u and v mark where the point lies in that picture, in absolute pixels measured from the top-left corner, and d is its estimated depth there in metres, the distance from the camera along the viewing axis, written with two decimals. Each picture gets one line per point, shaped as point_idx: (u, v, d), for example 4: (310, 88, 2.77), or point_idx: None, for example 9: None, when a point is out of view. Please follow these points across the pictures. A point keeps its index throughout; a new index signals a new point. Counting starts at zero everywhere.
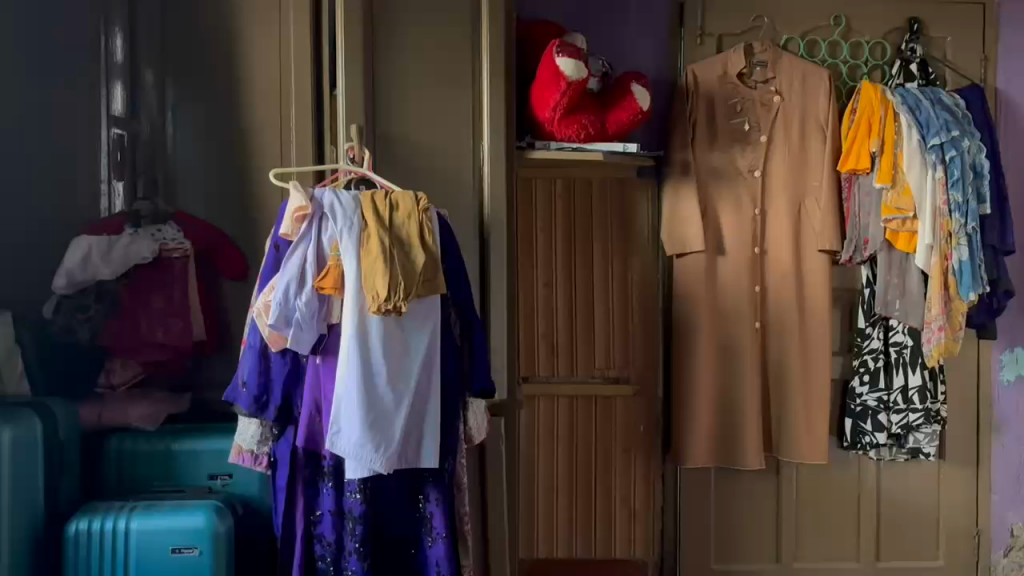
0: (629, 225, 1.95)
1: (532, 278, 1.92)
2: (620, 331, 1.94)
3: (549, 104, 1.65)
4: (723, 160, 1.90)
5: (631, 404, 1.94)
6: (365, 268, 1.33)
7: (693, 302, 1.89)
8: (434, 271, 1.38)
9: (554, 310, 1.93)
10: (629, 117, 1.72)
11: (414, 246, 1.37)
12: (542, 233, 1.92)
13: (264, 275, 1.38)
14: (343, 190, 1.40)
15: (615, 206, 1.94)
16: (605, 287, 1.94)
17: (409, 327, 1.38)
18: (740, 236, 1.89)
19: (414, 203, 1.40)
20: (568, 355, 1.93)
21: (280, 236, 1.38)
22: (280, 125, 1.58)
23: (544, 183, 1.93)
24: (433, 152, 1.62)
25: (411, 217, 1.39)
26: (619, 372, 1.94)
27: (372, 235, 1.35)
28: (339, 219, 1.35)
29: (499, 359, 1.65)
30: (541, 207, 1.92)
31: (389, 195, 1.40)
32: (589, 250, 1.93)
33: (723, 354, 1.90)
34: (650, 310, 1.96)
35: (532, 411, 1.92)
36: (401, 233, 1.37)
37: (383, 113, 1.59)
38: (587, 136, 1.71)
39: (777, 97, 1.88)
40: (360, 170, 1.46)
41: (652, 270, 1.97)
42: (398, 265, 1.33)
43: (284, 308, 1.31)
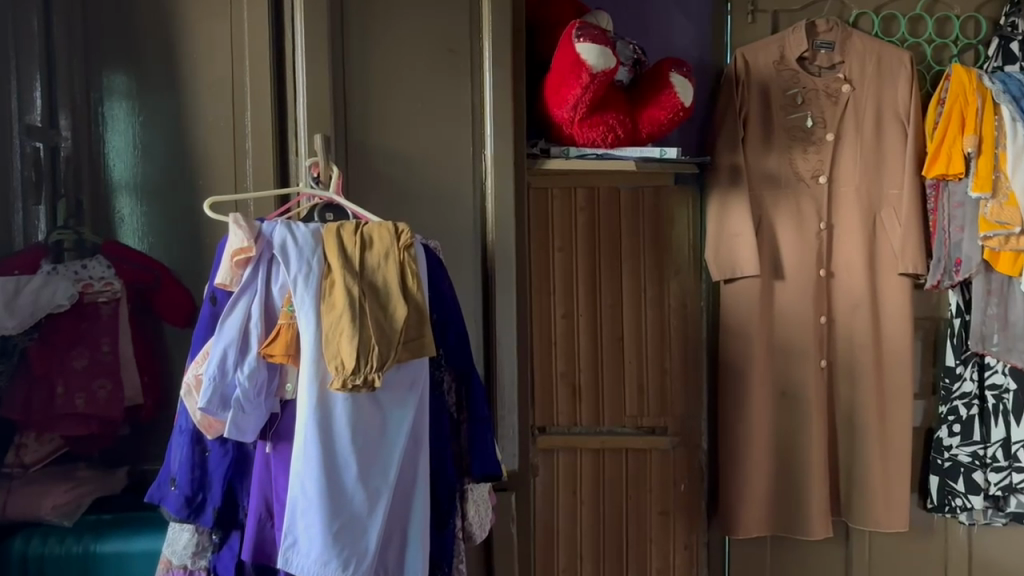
0: (665, 243, 1.62)
1: (550, 309, 1.60)
2: (656, 371, 1.62)
3: (567, 102, 1.33)
4: (781, 164, 1.56)
5: (668, 459, 1.62)
6: (327, 330, 1.01)
7: (747, 336, 1.55)
8: (422, 327, 1.07)
9: (573, 348, 1.60)
10: (668, 115, 1.39)
11: (393, 296, 1.05)
12: (560, 254, 1.59)
13: (197, 337, 1.06)
14: (300, 223, 1.08)
15: (649, 222, 1.61)
16: (637, 318, 1.61)
17: (386, 403, 1.05)
18: (803, 256, 1.56)
19: (396, 238, 1.08)
20: (593, 399, 1.61)
21: (215, 285, 1.06)
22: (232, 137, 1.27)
23: (561, 194, 1.59)
24: (421, 165, 1.29)
25: (390, 257, 1.06)
26: (655, 421, 1.62)
27: (336, 283, 1.03)
28: (293, 264, 1.03)
29: (508, 420, 1.32)
30: (558, 223, 1.59)
31: (361, 228, 1.08)
32: (618, 273, 1.61)
33: (782, 400, 1.57)
34: (691, 346, 1.63)
35: (550, 466, 1.60)
36: (376, 278, 1.06)
37: (359, 118, 1.27)
38: (614, 141, 1.38)
39: (847, 85, 1.54)
40: (327, 195, 1.13)
41: (692, 295, 1.63)
42: (370, 324, 1.02)
43: (221, 385, 1.00)
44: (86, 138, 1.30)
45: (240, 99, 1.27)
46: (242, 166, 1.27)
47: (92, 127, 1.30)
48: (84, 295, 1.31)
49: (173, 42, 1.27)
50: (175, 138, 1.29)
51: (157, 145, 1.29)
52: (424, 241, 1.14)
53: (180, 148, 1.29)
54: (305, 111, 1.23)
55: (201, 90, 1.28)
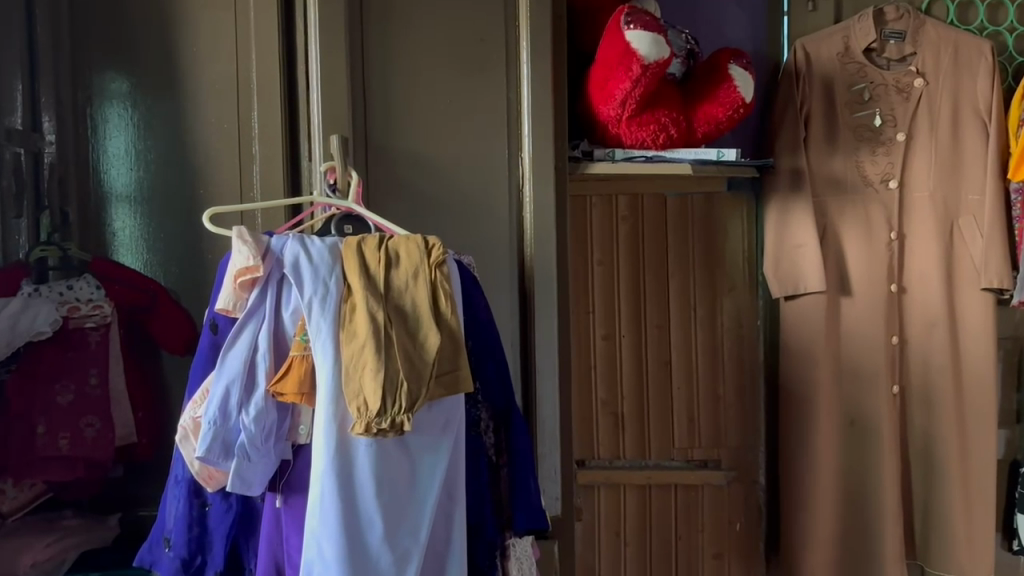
0: (717, 257, 1.46)
1: (590, 331, 1.45)
2: (708, 398, 1.46)
3: (614, 98, 1.18)
4: (847, 168, 1.40)
5: (722, 495, 1.47)
6: (347, 365, 0.86)
7: (813, 359, 1.39)
8: (458, 358, 0.91)
9: (615, 373, 1.45)
10: (726, 112, 1.23)
11: (424, 322, 0.89)
12: (600, 268, 1.44)
13: (195, 373, 0.90)
14: (315, 236, 0.93)
15: (699, 233, 1.45)
16: (686, 339, 1.46)
17: (416, 447, 0.90)
18: (873, 270, 1.39)
19: (426, 254, 0.92)
20: (638, 430, 1.46)
21: (216, 311, 0.90)
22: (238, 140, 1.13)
23: (601, 202, 1.44)
24: (451, 171, 1.14)
25: (419, 277, 0.91)
26: (706, 453, 1.47)
27: (357, 309, 0.88)
28: (306, 286, 0.88)
29: (549, 460, 1.16)
30: (598, 234, 1.44)
31: (386, 244, 0.93)
32: (664, 290, 1.45)
33: (850, 430, 1.41)
34: (747, 371, 1.47)
35: (592, 504, 1.46)
36: (404, 301, 0.90)
37: (380, 118, 1.11)
38: (667, 143, 1.23)
39: (919, 79, 1.37)
40: (346, 205, 0.98)
41: (749, 313, 1.46)
42: (398, 356, 0.87)
43: (223, 430, 0.85)
44: (72, 144, 1.17)
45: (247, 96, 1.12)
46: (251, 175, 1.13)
47: (79, 132, 1.17)
48: (69, 319, 1.15)
49: (169, 35, 1.13)
50: (170, 144, 1.14)
51: (152, 151, 1.15)
52: (456, 256, 0.98)
53: (177, 155, 1.14)
54: (318, 109, 1.08)
55: (199, 89, 1.13)
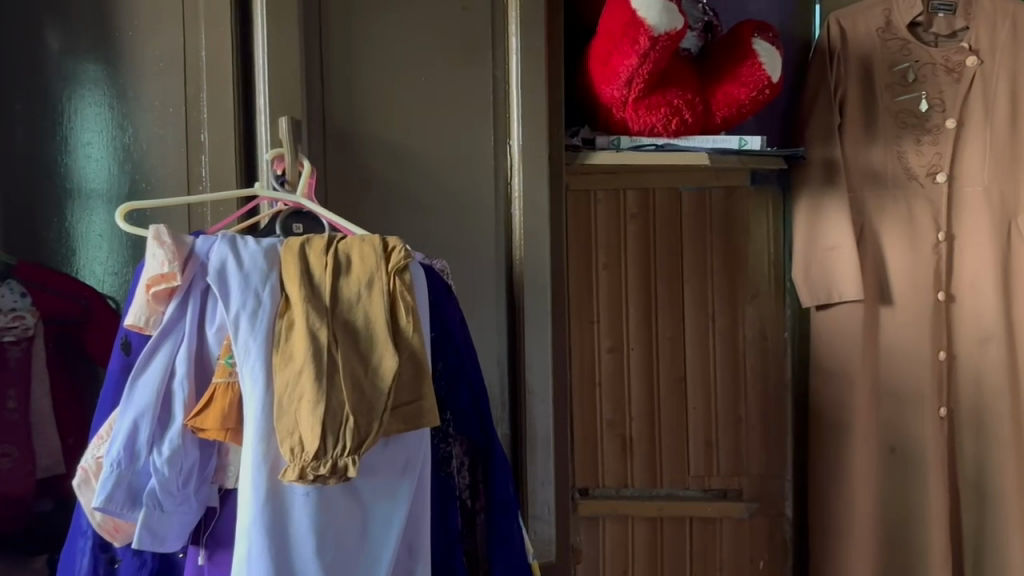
0: (738, 260, 1.29)
1: (595, 343, 1.28)
2: (727, 419, 1.29)
3: (618, 76, 1.01)
4: (888, 160, 1.23)
5: (743, 529, 1.30)
6: (281, 395, 0.70)
7: (851, 377, 1.22)
8: (421, 386, 0.75)
9: (622, 391, 1.28)
10: (749, 93, 1.06)
11: (378, 341, 0.74)
12: (605, 273, 1.27)
13: (103, 401, 0.75)
14: (250, 237, 0.77)
15: (718, 233, 1.29)
16: (703, 353, 1.29)
17: (369, 494, 0.73)
18: (917, 275, 1.22)
19: (384, 259, 0.77)
20: (649, 455, 1.29)
21: (126, 327, 0.74)
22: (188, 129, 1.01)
23: (608, 198, 1.27)
24: (426, 159, 0.98)
25: (374, 288, 0.75)
26: (727, 482, 1.30)
27: (295, 326, 0.72)
28: (233, 298, 0.73)
29: (541, 496, 1.00)
30: (604, 233, 1.27)
31: (336, 246, 0.77)
32: (677, 297, 1.29)
33: (889, 457, 1.24)
34: (772, 389, 1.30)
35: (596, 539, 1.28)
36: (354, 316, 0.74)
37: (341, 97, 0.95)
38: (679, 130, 1.06)
39: (972, 57, 1.19)
40: (294, 198, 0.82)
41: (774, 323, 1.29)
42: (343, 384, 0.71)
43: (129, 473, 0.69)
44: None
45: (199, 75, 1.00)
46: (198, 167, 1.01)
47: (6, 120, 1.03)
48: None
49: (109, 11, 1.02)
50: (111, 132, 1.02)
51: (93, 147, 1.03)
52: (424, 259, 0.82)
53: (120, 152, 1.03)
54: (264, 85, 0.90)
55: (146, 78, 1.02)
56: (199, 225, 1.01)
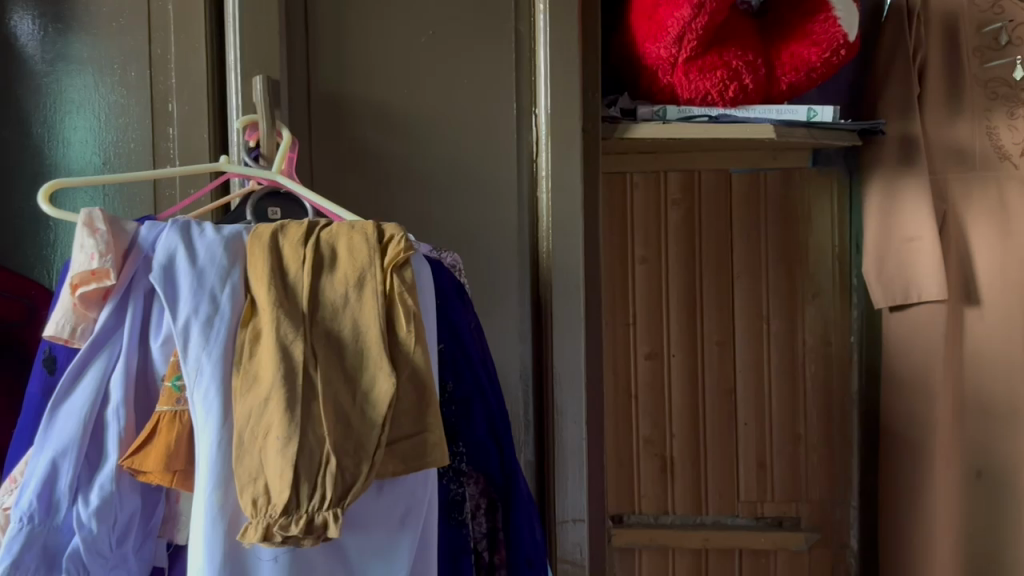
0: (797, 253, 1.11)
1: (630, 349, 1.11)
2: (784, 436, 1.12)
3: (666, 30, 0.84)
4: (976, 136, 1.05)
5: (799, 561, 1.13)
6: (241, 429, 0.54)
7: (931, 395, 1.03)
8: (425, 414, 0.59)
9: (662, 404, 1.12)
10: (822, 55, 0.88)
11: (370, 358, 0.57)
12: (643, 268, 1.11)
13: (21, 432, 0.59)
14: (209, 223, 0.61)
15: (774, 221, 1.11)
16: (756, 360, 1.12)
17: (359, 556, 0.58)
18: (1011, 271, 1.04)
19: (378, 252, 0.60)
20: (692, 477, 1.13)
21: (45, 338, 0.58)
22: (155, 98, 0.85)
23: (646, 181, 1.11)
24: (434, 130, 0.81)
25: (365, 288, 0.59)
26: (782, 508, 1.13)
27: (262, 338, 0.56)
28: (183, 303, 0.56)
29: (572, 535, 0.83)
30: (641, 222, 1.11)
31: (318, 236, 0.60)
32: (726, 296, 1.12)
33: (975, 483, 1.07)
34: (835, 403, 1.13)
35: (631, 569, 1.13)
36: (339, 325, 0.58)
37: (332, 59, 0.79)
38: (737, 98, 0.89)
39: None
40: (269, 176, 0.66)
41: (838, 326, 1.12)
42: (322, 414, 0.54)
43: (44, 530, 0.53)
44: None
45: (169, 32, 0.84)
46: (166, 141, 0.85)
47: None
48: None
49: None
50: (62, 98, 0.87)
51: (41, 116, 0.87)
52: (429, 252, 0.66)
53: (71, 123, 0.87)
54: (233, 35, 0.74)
55: (106, 36, 0.86)
56: (167, 203, 0.87)
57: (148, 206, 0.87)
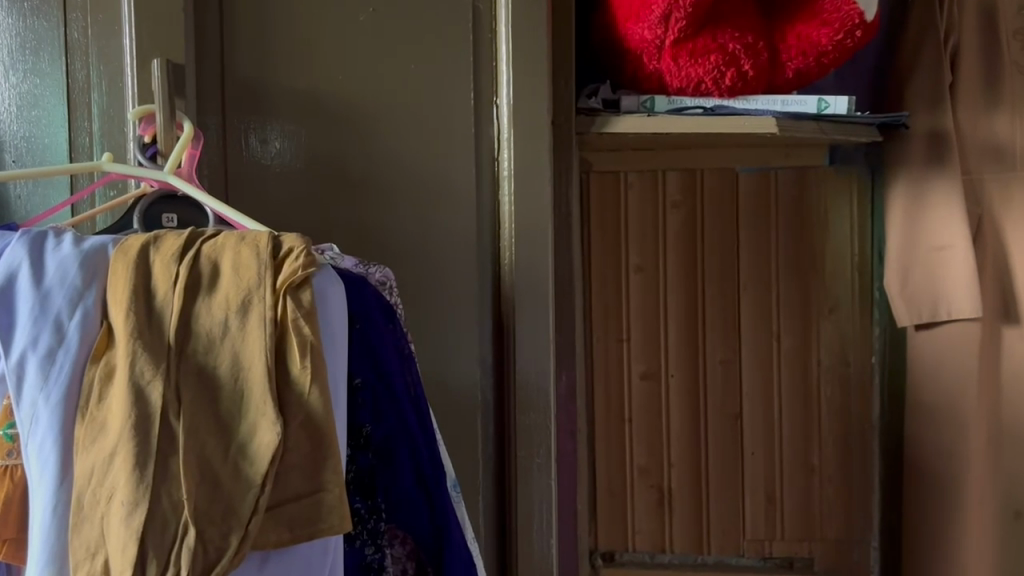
0: (812, 262, 0.99)
1: (624, 367, 1.00)
2: (795, 467, 1.00)
3: (649, 8, 0.73)
4: (1016, 130, 0.91)
5: None
6: (81, 491, 0.44)
7: (964, 426, 0.90)
8: (320, 469, 0.48)
9: (659, 430, 1.00)
10: (834, 36, 0.76)
11: (251, 401, 0.47)
12: (638, 278, 0.99)
13: None
14: (72, 233, 0.51)
15: (786, 226, 0.99)
16: (765, 382, 1.00)
17: None
18: None
19: (271, 269, 0.49)
20: (693, 512, 1.01)
21: None
22: (71, 87, 0.75)
23: (642, 181, 0.99)
24: (379, 123, 0.71)
25: (250, 314, 0.48)
26: (794, 547, 1.00)
27: (114, 378, 0.46)
28: (19, 332, 0.46)
29: None
30: (637, 227, 0.99)
31: (198, 250, 0.50)
32: (731, 310, 1.00)
33: (1014, 527, 0.93)
34: (855, 431, 1.00)
35: None
36: (216, 360, 0.47)
37: (258, 45, 0.69)
38: (736, 87, 0.77)
39: None
40: (159, 177, 0.56)
41: (858, 344, 0.99)
42: (182, 473, 0.44)
43: None
44: None
45: (83, 12, 0.73)
46: (82, 134, 0.75)
47: None
48: None
49: None
50: None
51: None
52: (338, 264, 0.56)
53: None
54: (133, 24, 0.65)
55: (17, 17, 0.75)
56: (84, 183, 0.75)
57: (64, 189, 0.75)
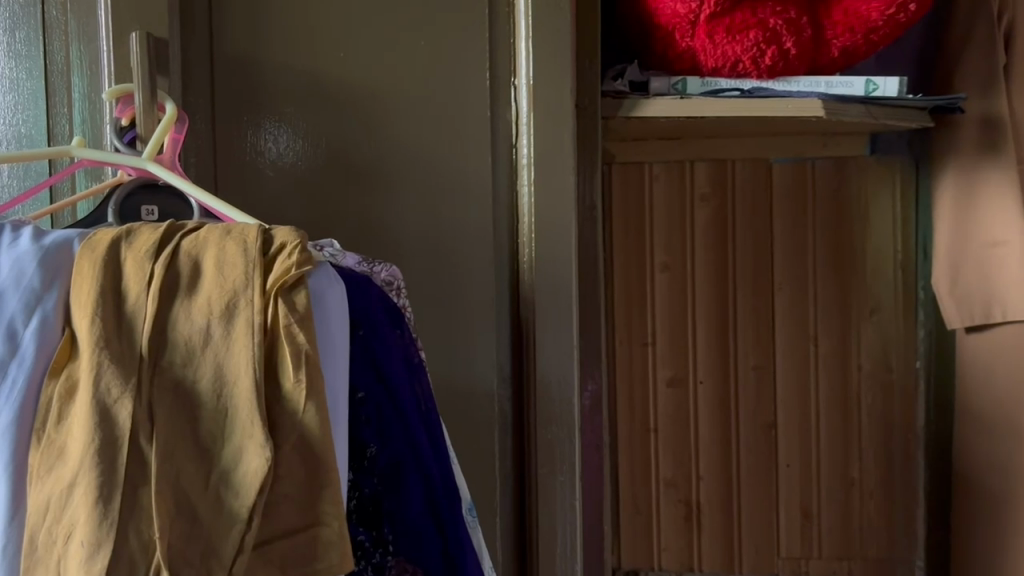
0: (851, 260, 0.92)
1: (649, 374, 0.93)
2: (833, 480, 0.93)
3: None
4: None
5: None
6: (34, 529, 0.38)
7: (1021, 438, 0.83)
8: (316, 501, 0.41)
9: (686, 441, 0.93)
10: (886, 11, 0.69)
11: (236, 422, 0.40)
12: (664, 276, 0.93)
13: None
14: (31, 227, 0.44)
15: (823, 222, 0.92)
16: (801, 388, 0.93)
17: None
18: None
19: (259, 267, 0.43)
20: (722, 529, 0.94)
21: None
22: (44, 70, 0.66)
23: (669, 172, 0.92)
24: (385, 107, 0.64)
25: (236, 319, 0.41)
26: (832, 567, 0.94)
27: (77, 395, 0.40)
28: None
29: None
30: (663, 222, 0.92)
31: (177, 245, 0.44)
32: (765, 311, 0.93)
33: None
34: (897, 441, 0.93)
35: None
36: (196, 373, 0.41)
37: (252, 21, 0.62)
38: (776, 67, 0.71)
39: None
40: (136, 163, 0.50)
41: (901, 345, 0.93)
42: (154, 507, 0.38)
43: None
44: None
45: None
46: (60, 122, 0.66)
47: None
48: None
49: None
50: None
51: None
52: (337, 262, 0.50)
53: None
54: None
55: None
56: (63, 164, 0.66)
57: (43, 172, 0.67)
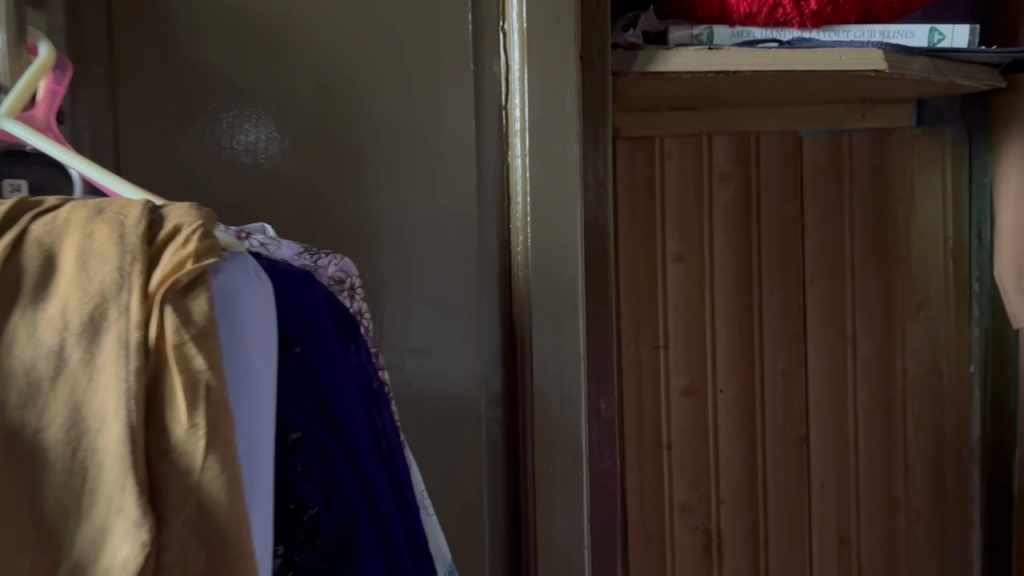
0: (894, 249, 0.81)
1: (661, 383, 0.79)
2: (873, 505, 0.82)
3: None
4: None
5: None
6: None
7: None
8: None
9: (705, 459, 0.80)
10: None
11: (99, 489, 0.27)
12: (678, 268, 0.79)
13: None
14: None
15: (863, 205, 0.81)
16: (837, 395, 0.81)
17: None
18: None
19: (140, 261, 0.29)
20: (746, 560, 0.81)
21: None
22: None
23: (683, 147, 0.78)
24: (342, 55, 0.51)
25: (103, 339, 0.28)
26: None
27: None
28: None
29: None
30: (675, 204, 0.78)
31: (24, 229, 0.30)
32: (795, 308, 0.80)
33: None
34: (948, 452, 0.83)
35: None
36: (40, 419, 0.28)
37: None
38: (823, 13, 0.58)
39: None
40: None
41: (952, 349, 0.82)
42: None
43: None
44: None
45: None
46: None
47: None
48: None
49: None
50: None
51: None
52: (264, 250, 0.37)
53: None
54: None
55: None
56: None
57: None
